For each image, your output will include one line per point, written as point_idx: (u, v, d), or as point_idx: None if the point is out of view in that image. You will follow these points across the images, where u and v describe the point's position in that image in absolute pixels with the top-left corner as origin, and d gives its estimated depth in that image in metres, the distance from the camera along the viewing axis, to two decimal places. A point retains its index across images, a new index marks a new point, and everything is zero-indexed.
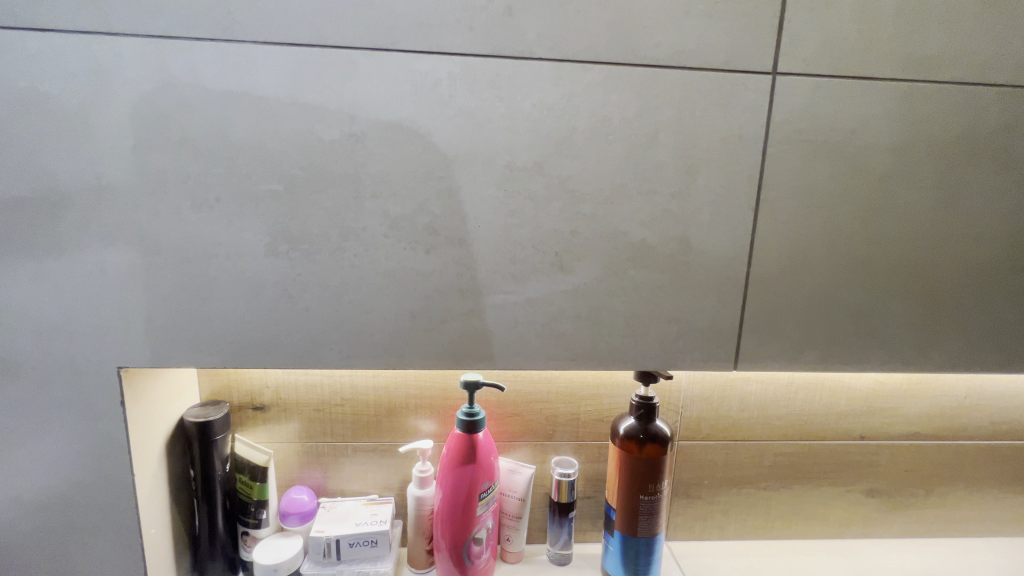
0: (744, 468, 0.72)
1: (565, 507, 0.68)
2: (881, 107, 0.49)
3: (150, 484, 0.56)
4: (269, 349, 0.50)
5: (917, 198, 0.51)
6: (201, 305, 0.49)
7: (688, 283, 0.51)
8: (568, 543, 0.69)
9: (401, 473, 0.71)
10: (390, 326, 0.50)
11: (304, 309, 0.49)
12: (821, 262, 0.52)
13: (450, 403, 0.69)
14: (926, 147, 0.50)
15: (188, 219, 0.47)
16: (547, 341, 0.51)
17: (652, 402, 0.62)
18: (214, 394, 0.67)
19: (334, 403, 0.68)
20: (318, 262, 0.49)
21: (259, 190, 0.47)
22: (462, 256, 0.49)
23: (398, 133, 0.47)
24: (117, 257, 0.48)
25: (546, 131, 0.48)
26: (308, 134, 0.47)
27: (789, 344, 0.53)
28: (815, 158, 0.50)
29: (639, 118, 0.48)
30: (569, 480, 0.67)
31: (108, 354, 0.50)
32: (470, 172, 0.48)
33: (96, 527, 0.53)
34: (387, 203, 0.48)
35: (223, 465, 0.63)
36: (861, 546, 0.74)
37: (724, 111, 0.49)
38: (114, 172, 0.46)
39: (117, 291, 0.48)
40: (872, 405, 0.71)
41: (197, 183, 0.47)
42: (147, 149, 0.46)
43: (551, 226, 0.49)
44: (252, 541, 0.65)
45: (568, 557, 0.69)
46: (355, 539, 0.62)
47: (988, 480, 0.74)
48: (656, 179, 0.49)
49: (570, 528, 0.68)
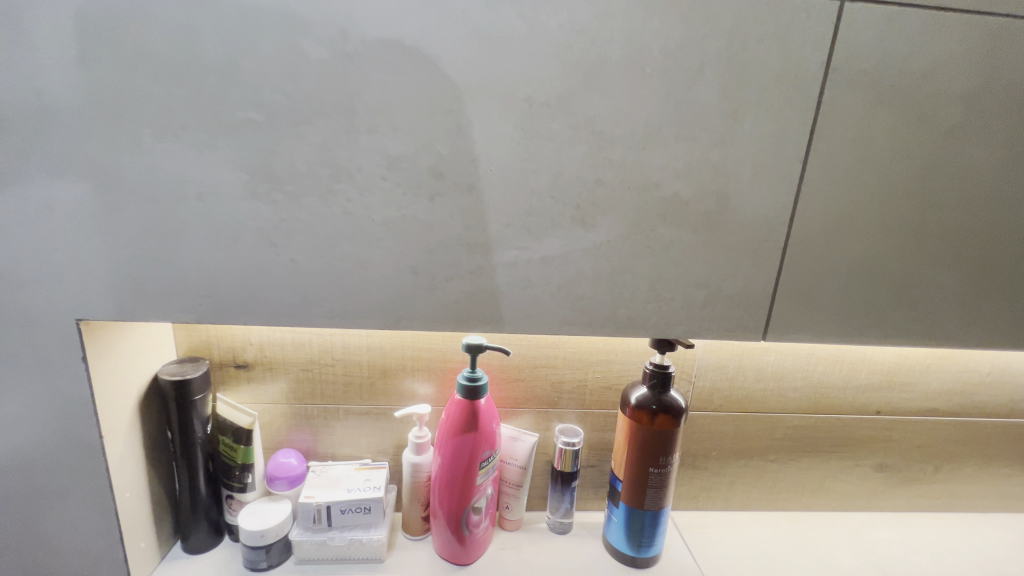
0: (753, 440, 0.70)
1: (568, 476, 0.65)
2: (959, 47, 0.43)
3: (124, 447, 0.51)
4: (250, 306, 0.44)
5: (984, 157, 0.45)
6: (169, 252, 0.42)
7: (723, 244, 0.46)
8: (569, 512, 0.66)
9: (396, 438, 0.67)
10: (388, 283, 0.45)
11: (289, 260, 0.43)
12: (872, 226, 0.46)
13: (449, 366, 0.65)
14: (1004, 97, 0.44)
15: (150, 150, 0.40)
16: (563, 305, 0.46)
17: (667, 371, 0.57)
18: (193, 350, 0.61)
19: (324, 363, 0.63)
20: (305, 206, 0.42)
21: (233, 118, 0.40)
22: (470, 205, 0.43)
23: (399, 54, 0.40)
24: (67, 193, 0.41)
25: (574, 59, 0.41)
26: (291, 51, 0.39)
27: (825, 316, 0.48)
28: (879, 105, 0.43)
29: (683, 48, 0.41)
30: (574, 448, 0.64)
31: (64, 305, 0.43)
32: (483, 106, 0.41)
33: (65, 493, 0.49)
34: (385, 139, 0.41)
35: (204, 426, 0.58)
36: (863, 519, 0.73)
37: (781, 43, 0.42)
38: (57, 89, 0.39)
39: (70, 233, 0.42)
40: (891, 379, 0.68)
41: (159, 107, 0.40)
42: (96, 62, 0.38)
43: (575, 173, 0.43)
44: (238, 505, 0.61)
45: (569, 526, 0.67)
46: (347, 506, 0.59)
47: (997, 456, 0.73)
48: (697, 123, 0.43)
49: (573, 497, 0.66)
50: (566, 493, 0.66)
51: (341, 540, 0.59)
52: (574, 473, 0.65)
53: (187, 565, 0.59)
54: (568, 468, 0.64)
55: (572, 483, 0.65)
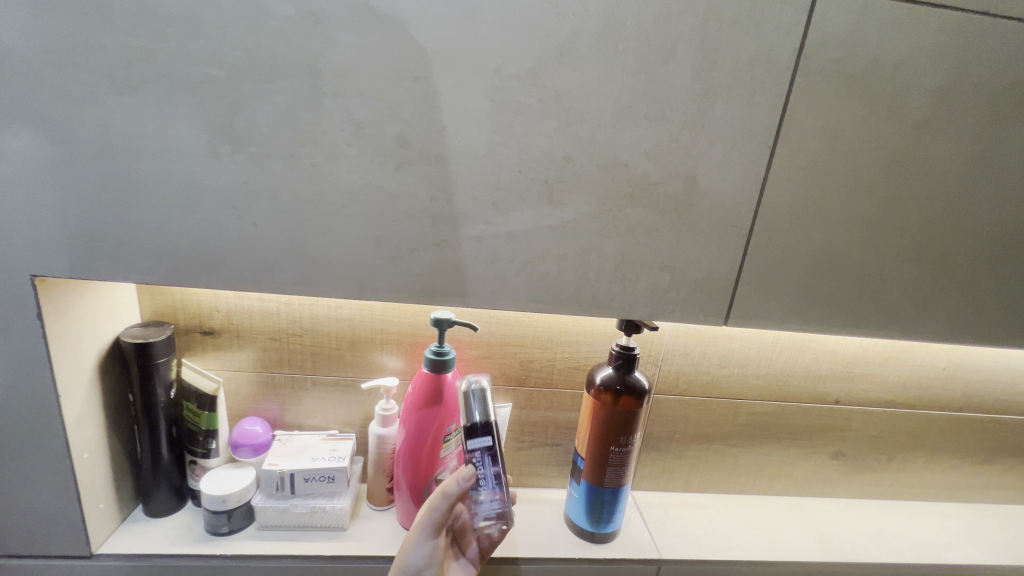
0: (717, 425, 0.71)
1: (472, 435, 0.47)
2: (932, 40, 0.43)
3: (83, 408, 0.51)
4: (210, 269, 0.44)
5: (950, 152, 0.46)
6: (125, 210, 0.42)
7: (688, 228, 0.46)
8: (498, 500, 0.47)
9: (364, 410, 0.67)
10: (352, 252, 0.44)
11: (250, 224, 0.43)
12: (836, 217, 0.47)
13: (418, 340, 0.65)
14: (973, 93, 0.44)
15: (106, 103, 0.39)
16: (528, 282, 0.46)
17: (632, 353, 0.58)
18: (157, 314, 0.61)
19: (293, 332, 0.63)
20: (267, 169, 0.41)
21: (193, 74, 0.39)
22: (438, 176, 0.43)
23: (367, 16, 0.39)
24: (19, 143, 0.39)
25: (547, 31, 0.40)
26: (254, 6, 0.38)
27: (788, 303, 0.49)
28: (849, 95, 0.43)
29: (657, 25, 0.41)
30: (478, 385, 0.49)
31: (14, 259, 0.42)
32: (453, 76, 0.40)
33: (19, 451, 0.49)
34: (351, 104, 0.41)
35: (167, 391, 0.58)
36: (818, 504, 0.76)
37: (755, 27, 0.41)
38: (4, 33, 0.37)
39: (21, 187, 0.40)
40: (852, 369, 0.69)
41: (115, 59, 0.38)
42: (47, 7, 0.37)
43: (543, 148, 0.43)
44: (201, 470, 0.61)
45: (506, 518, 0.48)
46: (311, 474, 0.60)
47: (948, 448, 0.76)
48: (668, 104, 0.43)
49: (496, 473, 0.47)
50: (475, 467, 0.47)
51: (303, 507, 0.60)
52: (491, 425, 0.48)
53: (148, 527, 0.59)
54: (476, 419, 0.48)
55: (475, 452, 0.47)
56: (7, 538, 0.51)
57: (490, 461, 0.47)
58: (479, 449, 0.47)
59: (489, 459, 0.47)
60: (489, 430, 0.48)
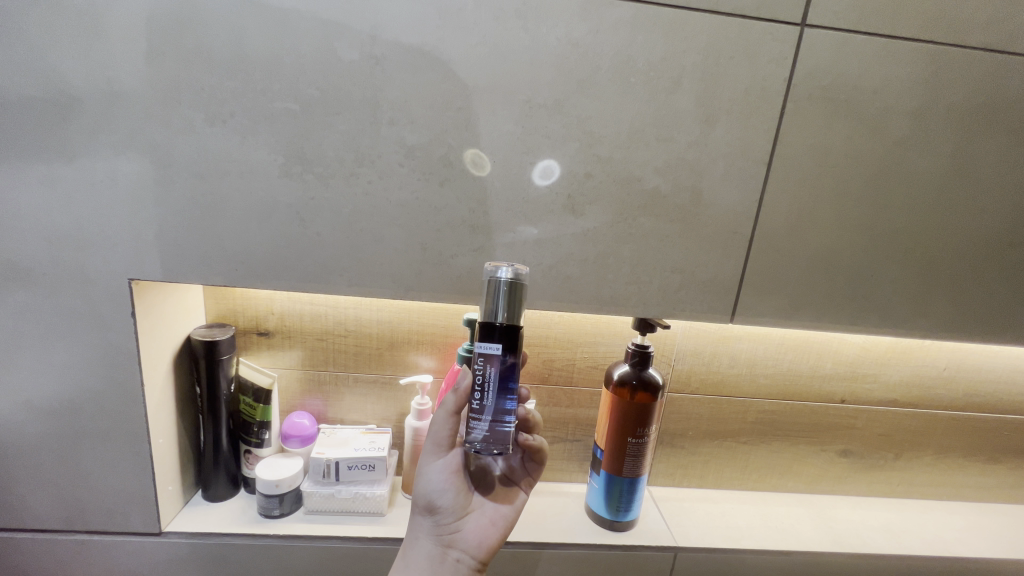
0: (728, 422, 0.76)
1: (485, 341, 0.46)
2: (906, 69, 0.49)
3: (159, 396, 0.57)
4: (279, 273, 0.50)
5: (928, 166, 0.51)
6: (211, 221, 0.49)
7: (696, 234, 0.52)
8: (499, 418, 0.46)
9: (399, 406, 0.74)
10: (400, 257, 0.51)
11: (315, 234, 0.50)
12: (829, 224, 0.52)
13: (449, 341, 0.72)
14: (946, 114, 0.50)
15: (200, 133, 0.47)
16: (554, 283, 0.53)
17: (647, 350, 0.63)
18: (220, 317, 0.68)
19: (338, 333, 0.70)
20: (331, 187, 0.49)
21: (274, 108, 0.47)
22: (476, 192, 0.50)
23: (419, 58, 0.46)
24: (128, 166, 0.47)
25: (570, 67, 0.47)
26: (326, 53, 0.46)
27: (788, 302, 0.54)
28: (834, 117, 0.50)
29: (664, 61, 0.47)
30: (507, 283, 0.46)
31: (116, 264, 0.50)
32: (490, 105, 0.48)
33: (105, 434, 0.55)
34: (404, 132, 0.48)
35: (228, 384, 0.65)
36: (826, 500, 0.80)
37: (750, 61, 0.48)
38: (123, 76, 0.45)
39: (127, 202, 0.48)
40: (855, 370, 0.74)
41: (212, 96, 0.46)
42: (160, 55, 0.45)
43: (567, 166, 0.50)
44: (254, 459, 0.68)
45: (503, 442, 0.46)
46: (353, 463, 0.66)
47: (952, 448, 0.79)
48: (675, 127, 0.49)
49: (501, 386, 0.46)
50: (476, 375, 0.46)
51: (347, 493, 0.66)
52: (501, 329, 0.45)
53: (208, 509, 0.65)
54: (497, 320, 0.46)
55: (481, 359, 0.45)
56: (88, 515, 0.58)
57: (495, 371, 0.45)
58: (486, 356, 0.45)
59: (495, 368, 0.45)
60: (499, 336, 0.46)
